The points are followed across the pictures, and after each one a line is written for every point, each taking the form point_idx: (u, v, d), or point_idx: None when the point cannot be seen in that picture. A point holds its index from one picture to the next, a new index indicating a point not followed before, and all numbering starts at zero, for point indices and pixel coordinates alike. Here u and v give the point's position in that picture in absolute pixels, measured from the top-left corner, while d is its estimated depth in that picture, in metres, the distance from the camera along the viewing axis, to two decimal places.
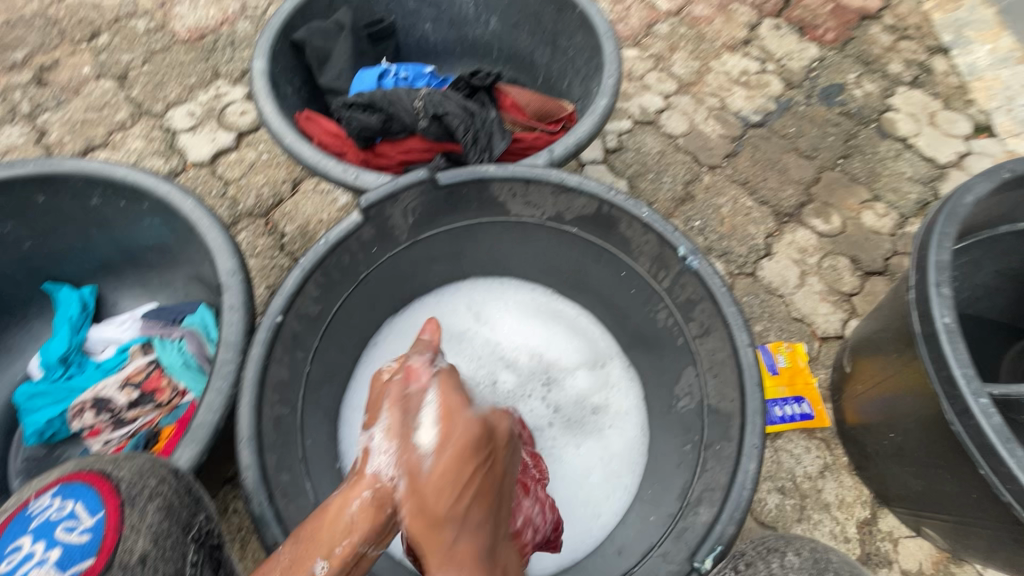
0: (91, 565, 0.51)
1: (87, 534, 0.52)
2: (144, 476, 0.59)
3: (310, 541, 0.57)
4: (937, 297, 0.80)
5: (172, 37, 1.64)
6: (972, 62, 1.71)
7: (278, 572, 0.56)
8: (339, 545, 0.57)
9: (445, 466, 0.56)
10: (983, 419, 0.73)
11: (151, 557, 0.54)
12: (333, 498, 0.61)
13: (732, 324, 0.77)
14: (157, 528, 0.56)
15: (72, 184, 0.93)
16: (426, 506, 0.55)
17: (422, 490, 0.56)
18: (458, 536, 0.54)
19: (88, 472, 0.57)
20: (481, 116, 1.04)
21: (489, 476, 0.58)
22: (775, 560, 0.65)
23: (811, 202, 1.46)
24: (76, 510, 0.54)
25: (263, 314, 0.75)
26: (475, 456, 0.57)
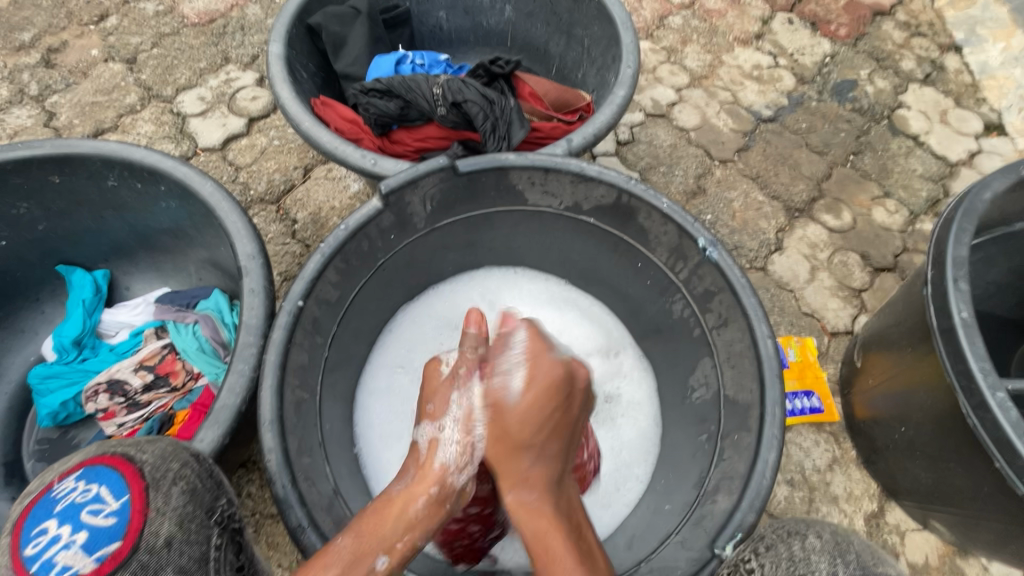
0: (117, 549, 0.52)
1: (113, 518, 0.53)
2: (167, 460, 0.59)
3: (370, 533, 0.56)
4: (955, 292, 0.80)
5: (181, 21, 1.63)
6: (983, 61, 1.71)
7: (335, 568, 0.53)
8: (400, 541, 0.56)
9: (532, 406, 0.65)
10: (1000, 414, 0.73)
11: (177, 540, 0.55)
12: (395, 490, 0.62)
13: (751, 314, 0.78)
14: (182, 512, 0.56)
15: (88, 166, 0.93)
16: (508, 434, 0.65)
17: (503, 429, 0.65)
18: (534, 483, 0.62)
19: (111, 454, 0.57)
20: (500, 104, 1.03)
21: (564, 423, 0.67)
22: (797, 542, 0.62)
23: (822, 198, 1.47)
24: (101, 493, 0.54)
25: (285, 298, 0.75)
26: (560, 392, 0.67)
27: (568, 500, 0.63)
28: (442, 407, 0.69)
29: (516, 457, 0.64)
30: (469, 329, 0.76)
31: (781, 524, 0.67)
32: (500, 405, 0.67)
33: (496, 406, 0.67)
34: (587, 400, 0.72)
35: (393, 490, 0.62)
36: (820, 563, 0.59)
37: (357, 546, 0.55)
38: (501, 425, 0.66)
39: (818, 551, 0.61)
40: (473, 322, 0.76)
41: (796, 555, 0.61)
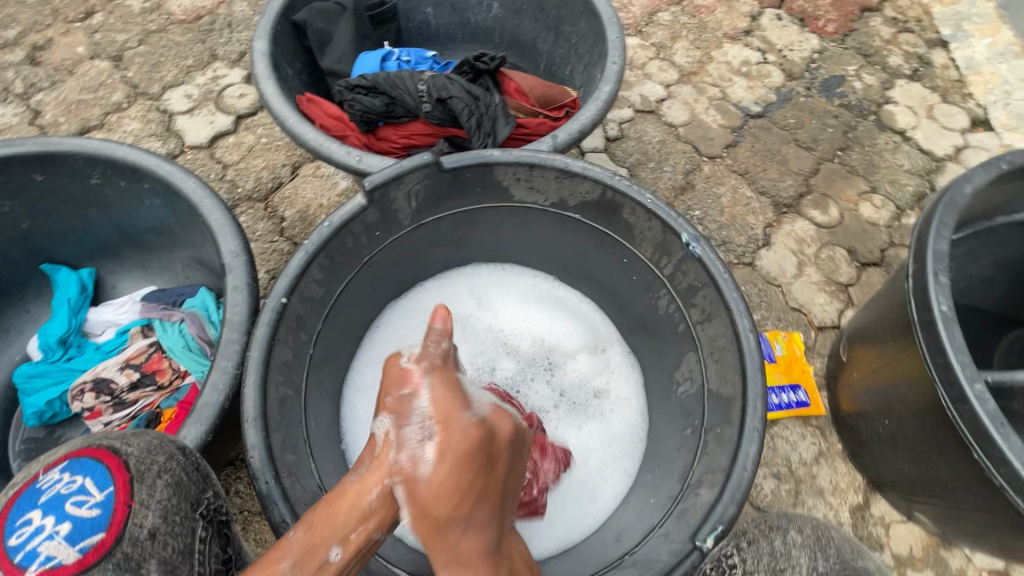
0: (102, 540, 0.51)
1: (97, 509, 0.53)
2: (153, 452, 0.59)
3: (321, 526, 0.55)
4: (935, 285, 0.81)
5: (168, 18, 1.62)
6: (970, 56, 1.72)
7: (289, 560, 0.53)
8: (354, 532, 0.55)
9: (439, 477, 0.55)
10: (977, 405, 0.74)
11: (161, 532, 0.55)
12: (349, 482, 0.59)
13: (734, 309, 0.78)
14: (166, 504, 0.57)
15: (72, 164, 0.92)
16: (427, 514, 0.55)
17: (421, 511, 0.55)
18: (467, 559, 0.55)
19: (97, 447, 0.57)
20: (485, 100, 1.03)
21: (485, 498, 0.57)
22: (778, 537, 0.67)
23: (809, 193, 1.47)
24: (86, 485, 0.54)
25: (268, 295, 0.75)
26: (478, 461, 0.56)
27: (506, 563, 0.58)
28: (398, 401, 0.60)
29: (440, 538, 0.55)
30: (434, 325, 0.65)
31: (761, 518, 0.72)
32: (410, 474, 0.55)
33: (405, 478, 0.56)
34: (513, 453, 0.61)
35: (348, 482, 0.59)
36: (801, 558, 0.64)
37: (309, 539, 0.54)
38: (415, 500, 0.55)
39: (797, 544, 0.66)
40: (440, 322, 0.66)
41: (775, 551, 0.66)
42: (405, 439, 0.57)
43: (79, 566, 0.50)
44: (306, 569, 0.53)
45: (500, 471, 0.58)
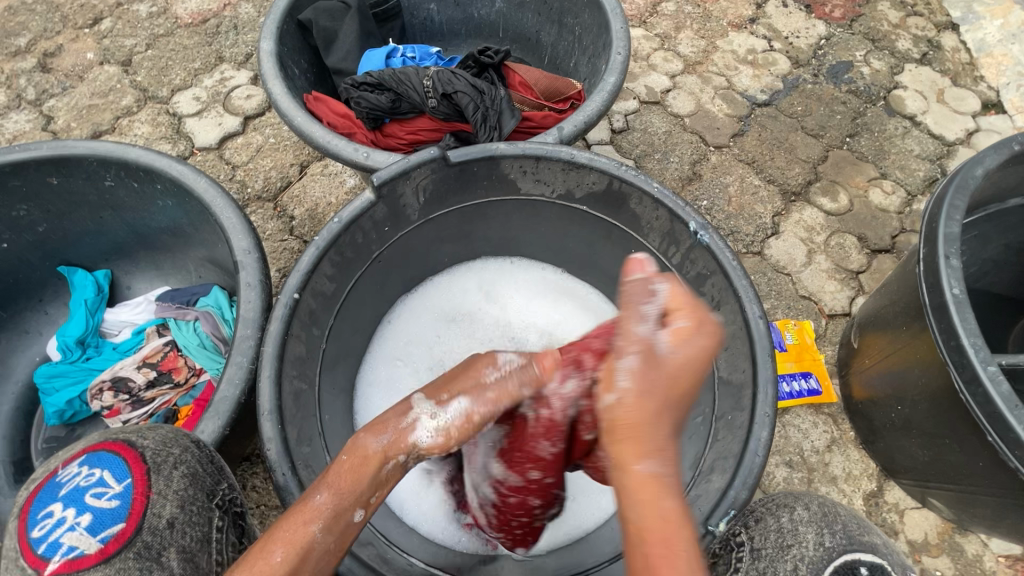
0: (121, 530, 0.53)
1: (116, 500, 0.54)
2: (168, 445, 0.60)
3: (349, 491, 0.56)
4: (946, 268, 0.80)
5: (175, 22, 1.63)
6: (981, 39, 1.69)
7: (318, 523, 0.54)
8: (374, 496, 0.58)
9: (674, 368, 0.55)
10: (991, 387, 0.73)
11: (179, 521, 0.56)
12: (372, 444, 0.59)
13: (743, 296, 0.78)
14: (183, 494, 0.58)
15: (86, 167, 0.94)
16: (654, 397, 0.54)
17: (648, 392, 0.54)
18: (669, 459, 0.53)
19: (114, 440, 0.59)
20: (491, 94, 1.03)
21: (687, 403, 0.57)
22: (785, 515, 0.66)
23: (818, 180, 1.46)
24: (103, 477, 0.55)
25: (281, 291, 0.76)
26: (707, 365, 0.57)
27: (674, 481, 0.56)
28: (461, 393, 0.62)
29: (656, 430, 0.54)
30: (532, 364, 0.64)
31: (771, 498, 0.70)
32: (652, 357, 0.55)
33: (643, 358, 0.55)
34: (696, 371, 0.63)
35: (370, 447, 0.58)
36: (807, 533, 0.63)
37: (337, 503, 0.55)
38: (647, 386, 0.54)
39: (805, 521, 0.64)
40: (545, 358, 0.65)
41: (784, 527, 0.65)
42: (420, 428, 0.60)
43: (99, 556, 0.52)
44: (336, 532, 0.55)
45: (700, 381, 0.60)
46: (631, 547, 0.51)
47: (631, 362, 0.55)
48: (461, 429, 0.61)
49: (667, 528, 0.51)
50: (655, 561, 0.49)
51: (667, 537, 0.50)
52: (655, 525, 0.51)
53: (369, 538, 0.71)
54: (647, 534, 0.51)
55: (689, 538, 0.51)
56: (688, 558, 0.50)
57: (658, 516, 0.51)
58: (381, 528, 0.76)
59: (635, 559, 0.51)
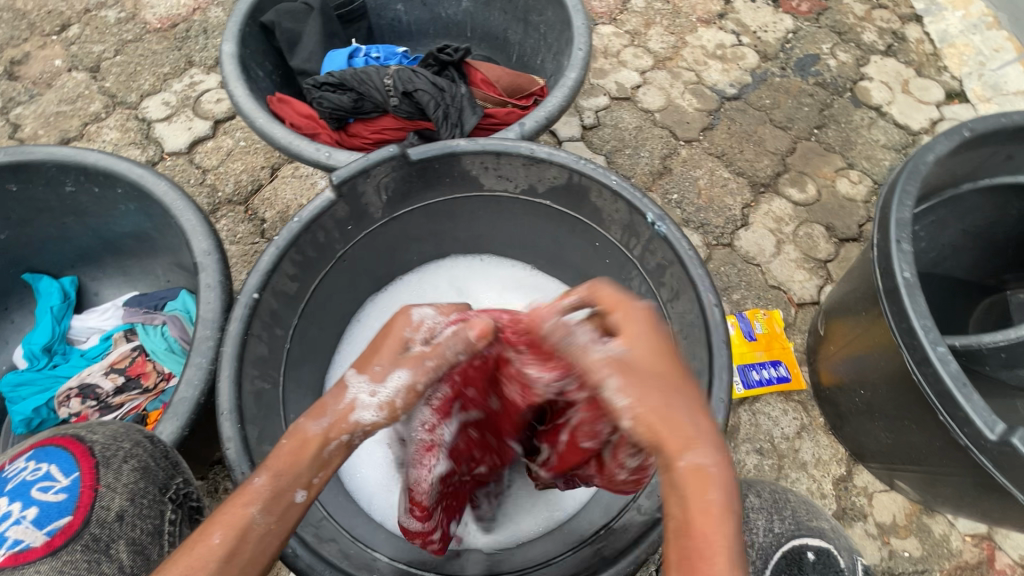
0: (69, 522, 0.54)
1: (63, 494, 0.55)
2: (118, 440, 0.62)
3: (288, 471, 0.54)
4: (898, 252, 0.82)
5: (144, 27, 1.63)
6: (944, 30, 1.72)
7: (256, 505, 0.52)
8: (316, 478, 0.56)
9: (649, 360, 0.54)
10: (940, 367, 0.75)
11: (129, 514, 0.58)
12: (310, 426, 0.57)
13: (699, 284, 0.79)
14: (132, 488, 0.59)
15: (45, 173, 0.93)
16: (649, 387, 0.52)
17: (646, 383, 0.52)
18: (705, 445, 0.49)
19: (62, 436, 0.60)
20: (451, 91, 1.04)
21: (693, 385, 0.54)
22: (740, 504, 0.73)
23: (787, 172, 1.48)
24: (51, 472, 0.56)
25: (240, 291, 0.76)
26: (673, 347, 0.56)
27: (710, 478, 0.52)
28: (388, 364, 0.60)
29: (679, 421, 0.50)
30: (468, 332, 0.63)
31: None
32: (625, 366, 0.53)
33: (620, 371, 0.53)
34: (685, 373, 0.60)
35: (309, 431, 0.57)
36: (759, 521, 0.70)
37: (276, 484, 0.54)
38: (639, 387, 0.52)
39: None
40: (477, 325, 0.64)
41: None
42: (359, 406, 0.58)
43: (47, 548, 0.52)
44: (275, 514, 0.53)
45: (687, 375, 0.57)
46: (670, 545, 0.46)
47: (614, 382, 0.53)
48: (402, 403, 0.59)
49: (707, 521, 0.46)
50: (692, 558, 0.44)
51: (708, 527, 0.45)
52: (694, 518, 0.46)
53: (332, 534, 0.72)
54: (691, 527, 0.46)
55: (732, 532, 0.45)
56: (732, 556, 0.44)
57: (697, 507, 0.46)
58: (345, 523, 0.76)
59: (674, 557, 0.46)
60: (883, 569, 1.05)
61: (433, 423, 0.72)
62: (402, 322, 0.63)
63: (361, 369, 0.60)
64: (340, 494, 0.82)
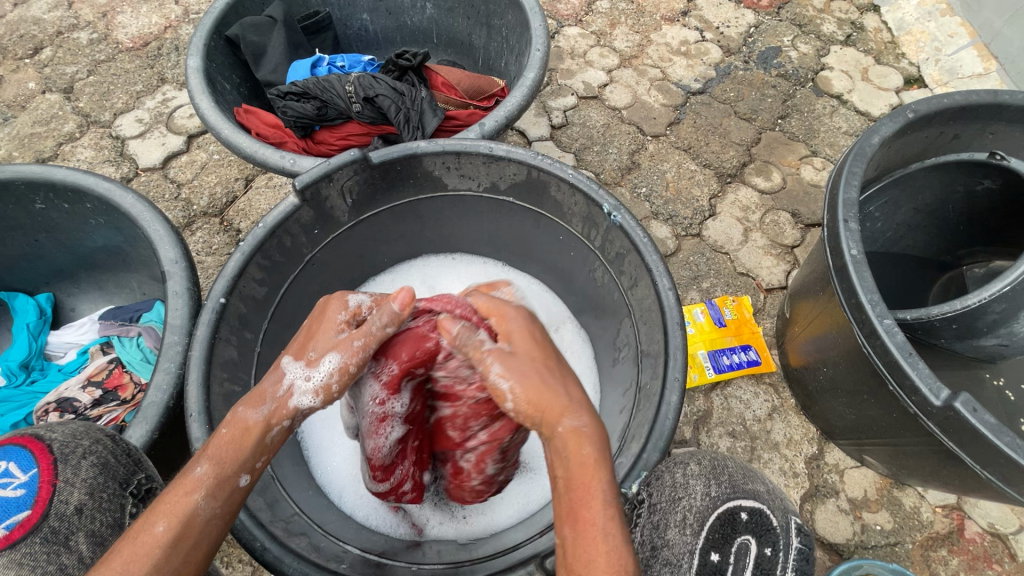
0: (27, 517, 0.56)
1: (22, 489, 0.57)
2: (77, 437, 0.64)
3: (230, 458, 0.59)
4: (845, 231, 0.85)
5: (116, 47, 1.65)
6: (900, 18, 1.77)
7: (200, 492, 0.57)
8: (259, 462, 0.62)
9: (524, 347, 0.65)
10: (887, 338, 0.78)
11: (88, 507, 0.60)
12: (249, 415, 0.62)
13: (654, 270, 0.82)
14: (91, 482, 0.62)
15: (14, 191, 0.95)
16: (528, 369, 0.62)
17: (525, 364, 0.63)
18: (580, 411, 0.60)
19: (22, 435, 0.63)
20: (412, 95, 1.08)
21: (563, 363, 0.65)
22: (679, 470, 0.70)
23: (752, 162, 1.52)
24: (9, 468, 0.59)
25: (206, 296, 0.78)
26: (544, 337, 0.68)
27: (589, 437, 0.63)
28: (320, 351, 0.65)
29: (555, 395, 0.61)
30: (390, 303, 0.66)
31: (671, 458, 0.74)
32: (507, 354, 0.64)
33: (501, 358, 0.63)
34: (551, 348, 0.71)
35: (250, 419, 0.62)
36: (697, 486, 0.67)
37: (220, 471, 0.59)
38: (519, 371, 0.62)
39: (695, 476, 0.68)
40: (399, 295, 0.67)
41: (677, 483, 0.68)
42: (296, 392, 0.64)
43: (4, 541, 0.54)
44: (220, 498, 0.57)
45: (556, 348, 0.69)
46: (561, 497, 0.57)
47: (498, 367, 0.63)
48: (332, 385, 0.64)
49: (586, 471, 0.56)
50: (577, 506, 0.55)
51: (585, 478, 0.56)
52: (576, 472, 0.57)
53: (303, 529, 0.75)
54: (573, 479, 0.57)
55: (608, 476, 0.57)
56: (606, 497, 0.56)
57: (579, 463, 0.57)
58: (316, 520, 0.80)
59: (562, 506, 0.57)
60: (856, 543, 1.07)
61: (383, 397, 0.74)
62: (338, 305, 0.70)
63: (297, 356, 0.66)
64: (308, 495, 0.84)
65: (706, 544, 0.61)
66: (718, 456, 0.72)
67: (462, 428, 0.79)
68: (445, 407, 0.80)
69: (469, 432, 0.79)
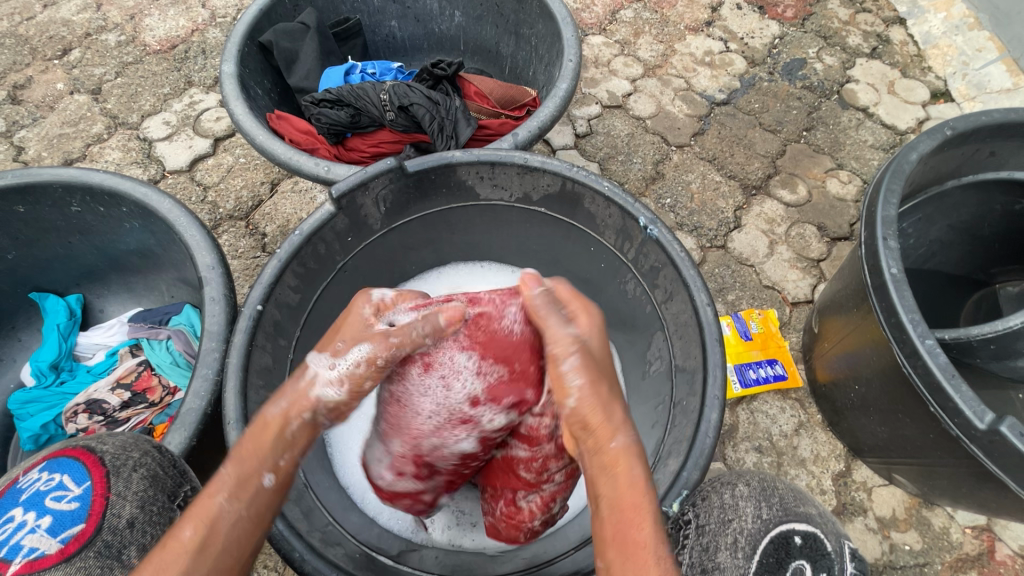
0: (82, 530, 0.57)
1: (75, 502, 0.58)
2: (127, 449, 0.64)
3: (250, 456, 0.59)
4: (885, 249, 0.84)
5: (144, 49, 1.66)
6: (927, 32, 1.76)
7: (222, 494, 0.56)
8: (281, 460, 0.60)
9: (602, 358, 0.66)
10: (929, 359, 0.77)
11: (139, 521, 0.60)
12: (268, 413, 0.63)
13: (692, 285, 0.81)
14: (142, 495, 0.62)
15: (51, 194, 0.95)
16: (601, 375, 0.63)
17: (596, 371, 0.63)
18: (631, 431, 0.61)
19: (74, 448, 0.64)
20: (445, 105, 1.08)
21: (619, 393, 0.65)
22: (727, 491, 0.68)
23: (777, 174, 1.51)
24: (63, 481, 0.59)
25: (244, 303, 0.78)
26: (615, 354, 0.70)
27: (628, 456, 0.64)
28: (348, 343, 0.66)
29: (613, 411, 0.61)
30: (436, 316, 0.70)
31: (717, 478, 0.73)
32: (586, 354, 0.64)
33: (580, 355, 0.64)
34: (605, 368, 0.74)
35: (269, 414, 0.63)
36: (747, 508, 0.66)
37: (241, 470, 0.58)
38: (593, 376, 0.62)
39: (744, 497, 0.67)
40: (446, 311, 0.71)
41: (726, 504, 0.67)
42: (322, 383, 0.64)
43: (60, 555, 0.55)
44: (241, 498, 0.57)
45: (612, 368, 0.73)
46: (606, 519, 0.56)
47: (574, 362, 0.63)
48: (359, 376, 0.65)
49: (632, 494, 0.56)
50: (626, 528, 0.54)
51: (636, 504, 0.56)
52: (624, 492, 0.56)
53: (339, 540, 0.76)
54: (620, 500, 0.56)
55: (653, 501, 0.56)
56: (655, 520, 0.55)
57: (627, 484, 0.57)
58: (349, 530, 0.80)
59: (607, 527, 0.56)
60: (884, 563, 1.05)
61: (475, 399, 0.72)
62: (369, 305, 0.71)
63: (323, 349, 0.67)
64: (339, 504, 0.84)
65: (759, 569, 0.61)
66: (767, 478, 0.70)
67: (538, 471, 0.74)
68: (522, 449, 0.74)
69: (546, 474, 0.74)
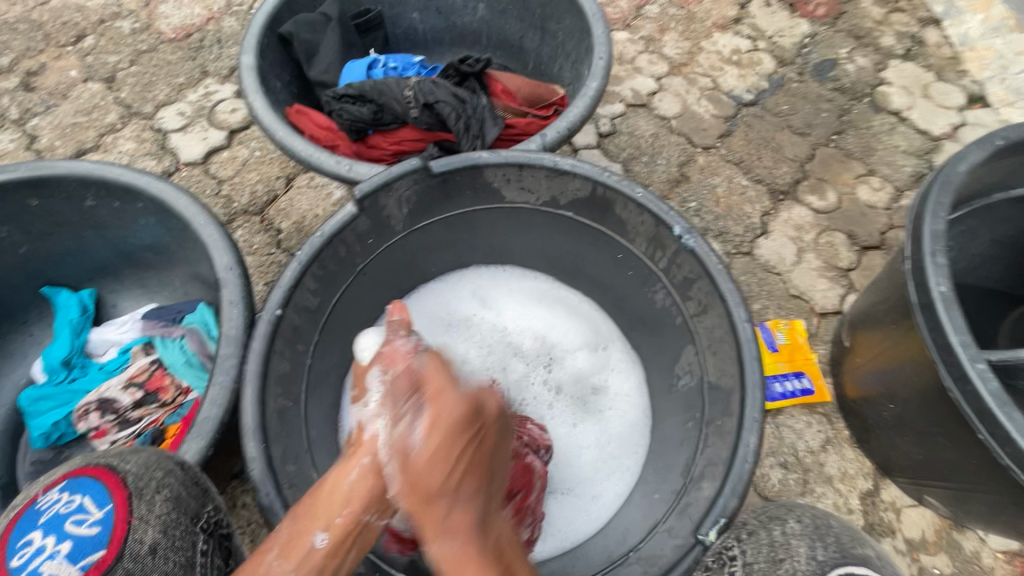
0: (102, 557, 0.55)
1: (97, 527, 0.56)
2: (150, 469, 0.62)
3: (305, 515, 0.62)
4: (932, 266, 0.80)
5: (158, 37, 1.63)
6: (964, 33, 1.70)
7: (274, 551, 0.60)
8: (338, 516, 0.62)
9: (426, 456, 0.60)
10: (980, 385, 0.73)
11: (162, 547, 0.58)
12: (331, 473, 0.66)
13: (729, 300, 0.77)
14: (165, 519, 0.60)
15: (65, 187, 0.93)
16: (420, 478, 0.60)
17: (415, 474, 0.60)
18: (454, 530, 0.58)
19: (96, 466, 0.61)
20: (471, 102, 1.05)
21: (458, 486, 0.60)
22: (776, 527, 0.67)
23: (806, 179, 1.46)
24: (84, 503, 0.57)
25: (263, 308, 0.75)
26: (460, 435, 0.61)
27: (495, 537, 0.60)
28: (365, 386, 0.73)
29: (433, 511, 0.59)
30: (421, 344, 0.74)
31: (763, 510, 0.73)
32: (404, 456, 0.61)
33: (399, 459, 0.62)
34: (501, 432, 0.65)
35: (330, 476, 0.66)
36: None
37: (297, 528, 0.62)
38: (409, 480, 0.60)
39: None
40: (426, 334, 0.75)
41: None
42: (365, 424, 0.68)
43: None
44: (291, 554, 0.59)
45: (486, 443, 0.62)
46: None
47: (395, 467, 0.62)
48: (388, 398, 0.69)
49: None
50: None
51: None
52: None
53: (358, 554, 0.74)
54: None
55: None
56: None
57: None
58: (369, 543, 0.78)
59: None
60: None
61: None
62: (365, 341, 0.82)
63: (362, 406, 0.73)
64: None
65: None
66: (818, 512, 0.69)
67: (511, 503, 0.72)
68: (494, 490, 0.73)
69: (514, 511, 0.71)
